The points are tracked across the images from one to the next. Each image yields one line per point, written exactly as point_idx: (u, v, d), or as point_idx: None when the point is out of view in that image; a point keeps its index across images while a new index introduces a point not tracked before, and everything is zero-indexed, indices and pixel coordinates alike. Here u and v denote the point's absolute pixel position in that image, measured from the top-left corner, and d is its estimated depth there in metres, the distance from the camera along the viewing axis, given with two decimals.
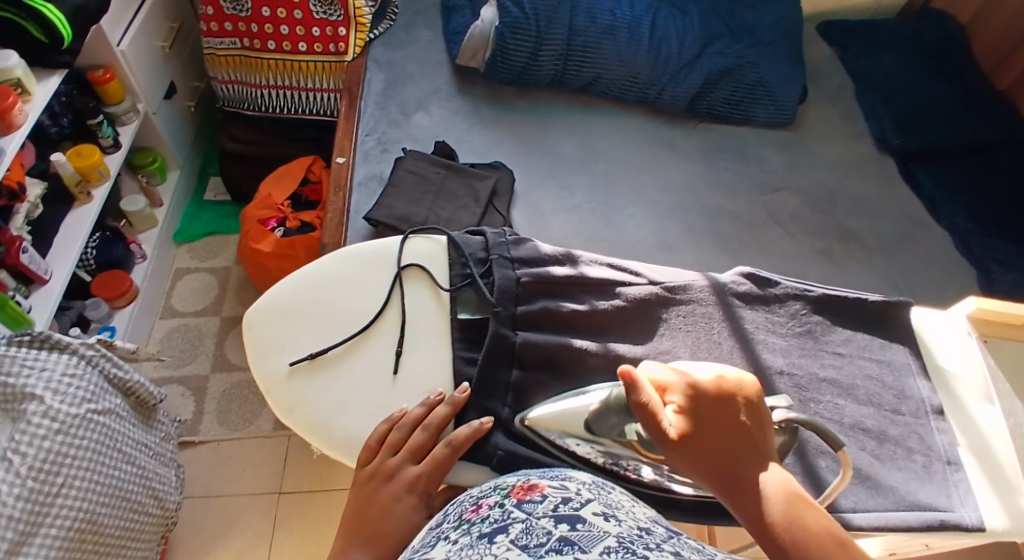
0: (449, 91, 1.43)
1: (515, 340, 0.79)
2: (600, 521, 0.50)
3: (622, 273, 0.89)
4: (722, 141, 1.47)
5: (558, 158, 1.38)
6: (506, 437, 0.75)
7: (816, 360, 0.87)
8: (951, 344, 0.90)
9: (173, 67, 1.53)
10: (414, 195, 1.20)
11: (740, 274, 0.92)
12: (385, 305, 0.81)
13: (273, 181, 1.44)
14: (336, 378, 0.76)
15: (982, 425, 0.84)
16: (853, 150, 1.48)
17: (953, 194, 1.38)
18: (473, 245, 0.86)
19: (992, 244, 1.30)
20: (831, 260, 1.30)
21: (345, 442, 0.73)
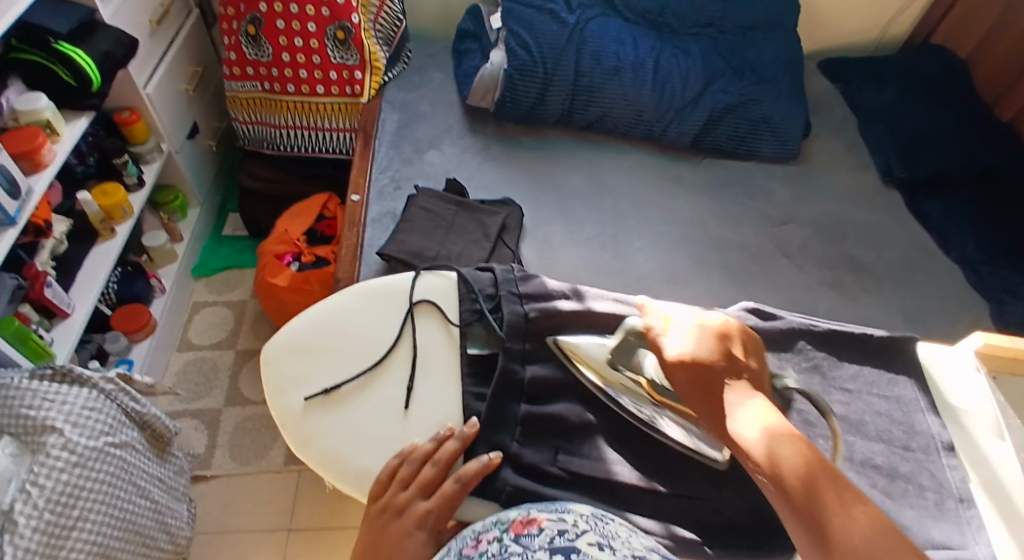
0: (461, 129, 1.47)
1: (524, 376, 0.82)
2: (595, 553, 0.53)
3: (629, 306, 0.88)
4: (727, 176, 1.49)
5: (567, 193, 1.41)
6: (513, 471, 0.76)
7: (824, 397, 0.88)
8: (960, 378, 0.90)
9: (196, 108, 1.59)
10: (425, 230, 1.24)
11: (745, 309, 0.96)
12: (397, 340, 0.82)
13: (290, 216, 1.48)
14: (348, 413, 0.78)
15: (994, 461, 0.83)
16: (859, 184, 1.49)
17: (960, 225, 1.39)
18: (482, 281, 0.88)
19: (1002, 274, 1.30)
20: (841, 292, 1.30)
21: (356, 476, 0.74)
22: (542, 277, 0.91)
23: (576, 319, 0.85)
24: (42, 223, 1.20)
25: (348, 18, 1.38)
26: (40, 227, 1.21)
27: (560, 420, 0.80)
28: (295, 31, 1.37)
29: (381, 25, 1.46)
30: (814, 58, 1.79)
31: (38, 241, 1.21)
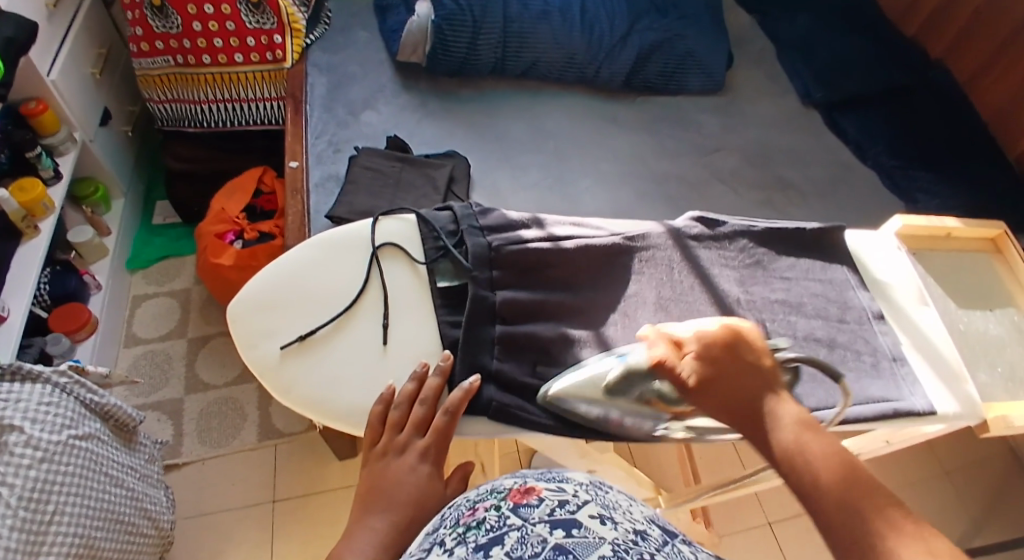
0: (394, 88, 1.44)
1: (495, 301, 0.77)
2: (595, 526, 0.54)
3: (585, 228, 0.86)
4: (661, 111, 1.53)
5: (510, 141, 1.41)
6: (498, 389, 0.73)
7: (766, 288, 0.85)
8: (885, 257, 0.92)
9: (106, 94, 1.48)
10: (373, 188, 1.24)
11: (691, 218, 0.90)
12: (365, 283, 0.77)
13: (225, 195, 1.42)
14: (327, 357, 0.73)
15: (922, 324, 0.86)
16: (780, 106, 1.56)
17: (877, 137, 1.47)
18: (442, 219, 0.82)
19: (914, 174, 1.39)
20: (772, 207, 1.37)
21: (345, 413, 0.70)
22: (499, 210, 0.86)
23: (541, 243, 0.82)
24: None
25: None
26: None
27: (535, 339, 0.76)
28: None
29: None
30: None
31: None
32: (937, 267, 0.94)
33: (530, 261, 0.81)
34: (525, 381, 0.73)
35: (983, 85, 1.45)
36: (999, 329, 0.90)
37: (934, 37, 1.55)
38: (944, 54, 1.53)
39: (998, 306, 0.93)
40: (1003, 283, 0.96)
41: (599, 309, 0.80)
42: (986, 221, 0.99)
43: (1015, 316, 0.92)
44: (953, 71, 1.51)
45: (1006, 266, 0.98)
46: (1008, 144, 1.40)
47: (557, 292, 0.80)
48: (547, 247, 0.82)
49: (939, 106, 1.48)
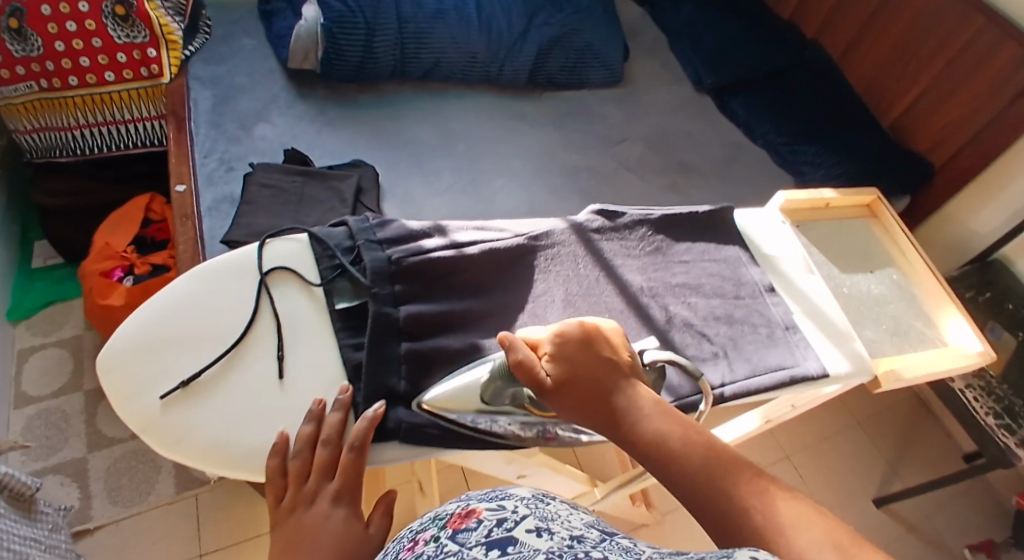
0: (288, 96, 1.35)
1: (401, 317, 0.70)
2: (532, 539, 0.51)
3: (488, 232, 0.82)
4: (567, 107, 1.51)
5: (417, 145, 1.36)
6: (409, 408, 0.66)
7: (667, 274, 0.87)
8: (770, 232, 0.96)
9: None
10: (274, 208, 1.17)
11: (592, 212, 0.89)
12: (254, 312, 0.68)
13: (107, 228, 1.30)
14: (216, 401, 0.64)
15: (810, 292, 0.90)
16: (676, 93, 1.58)
17: (762, 117, 1.52)
18: (337, 235, 0.75)
19: (800, 149, 1.45)
20: (677, 192, 1.41)
21: (244, 461, 0.61)
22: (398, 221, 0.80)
23: (443, 251, 0.77)
24: None
25: None
26: None
27: (446, 353, 0.70)
28: (66, 15, 1.19)
29: None
30: None
31: None
32: (820, 235, 1.00)
33: (434, 272, 0.75)
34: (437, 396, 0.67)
35: (854, 60, 1.53)
36: (880, 289, 0.97)
37: (807, 19, 1.62)
38: (817, 34, 1.61)
39: (878, 267, 1.00)
40: (880, 244, 1.03)
41: (513, 314, 0.76)
42: (861, 189, 1.06)
43: (893, 274, 0.99)
44: (826, 50, 1.58)
45: (882, 228, 1.05)
46: (884, 111, 1.49)
47: (467, 298, 0.76)
48: (449, 255, 0.77)
49: (818, 82, 1.54)
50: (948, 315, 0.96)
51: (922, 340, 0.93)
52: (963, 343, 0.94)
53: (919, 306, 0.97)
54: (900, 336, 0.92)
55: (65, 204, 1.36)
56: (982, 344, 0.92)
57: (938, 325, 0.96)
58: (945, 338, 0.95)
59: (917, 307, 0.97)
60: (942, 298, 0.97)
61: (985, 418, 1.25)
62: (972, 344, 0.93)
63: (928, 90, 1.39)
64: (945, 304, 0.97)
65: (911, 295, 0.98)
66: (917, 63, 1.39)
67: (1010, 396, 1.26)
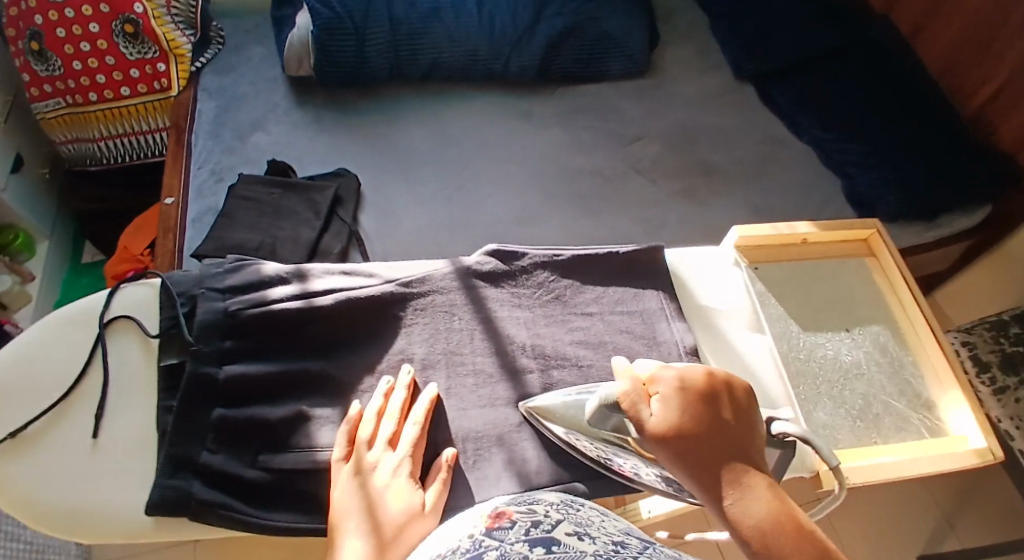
0: (287, 105, 1.28)
1: (221, 377, 0.71)
2: (575, 540, 0.49)
3: (356, 277, 0.78)
4: (584, 103, 1.32)
5: (408, 152, 1.24)
6: (203, 484, 0.67)
7: (561, 329, 0.76)
8: (711, 277, 0.81)
9: (15, 140, 1.38)
10: (249, 220, 1.11)
11: (487, 253, 0.80)
12: (86, 366, 0.75)
13: (130, 231, 1.38)
14: (37, 455, 0.71)
15: (745, 355, 0.75)
16: (705, 84, 1.35)
17: (810, 107, 1.26)
18: (187, 281, 0.78)
19: (846, 146, 1.19)
20: (691, 199, 1.19)
21: (47, 515, 0.69)
22: (262, 262, 0.80)
23: (290, 302, 0.75)
24: None
25: (132, 9, 1.23)
26: None
27: (261, 423, 0.70)
28: (79, 36, 1.22)
29: (176, 8, 1.30)
30: None
31: None
32: (783, 279, 0.82)
33: (280, 326, 0.74)
34: (238, 474, 0.68)
35: (924, 42, 1.25)
36: (855, 356, 0.78)
37: None
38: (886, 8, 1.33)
39: (859, 324, 0.80)
40: (875, 293, 0.83)
41: (360, 378, 0.73)
42: (858, 220, 0.86)
43: (880, 334, 0.80)
44: (894, 24, 1.30)
45: (880, 270, 0.84)
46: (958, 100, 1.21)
47: (312, 355, 0.75)
48: (296, 307, 0.75)
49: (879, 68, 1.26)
50: (952, 400, 0.75)
51: (897, 429, 0.73)
52: (965, 436, 0.72)
53: (910, 380, 0.77)
54: (867, 423, 0.73)
55: (98, 209, 1.42)
56: (985, 439, 0.70)
57: (935, 411, 0.75)
58: (940, 426, 0.74)
59: (906, 382, 0.77)
60: (946, 375, 0.76)
61: None
62: (975, 437, 0.71)
63: (1014, 73, 1.09)
64: (948, 385, 0.76)
65: (902, 364, 0.78)
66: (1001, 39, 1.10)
67: None
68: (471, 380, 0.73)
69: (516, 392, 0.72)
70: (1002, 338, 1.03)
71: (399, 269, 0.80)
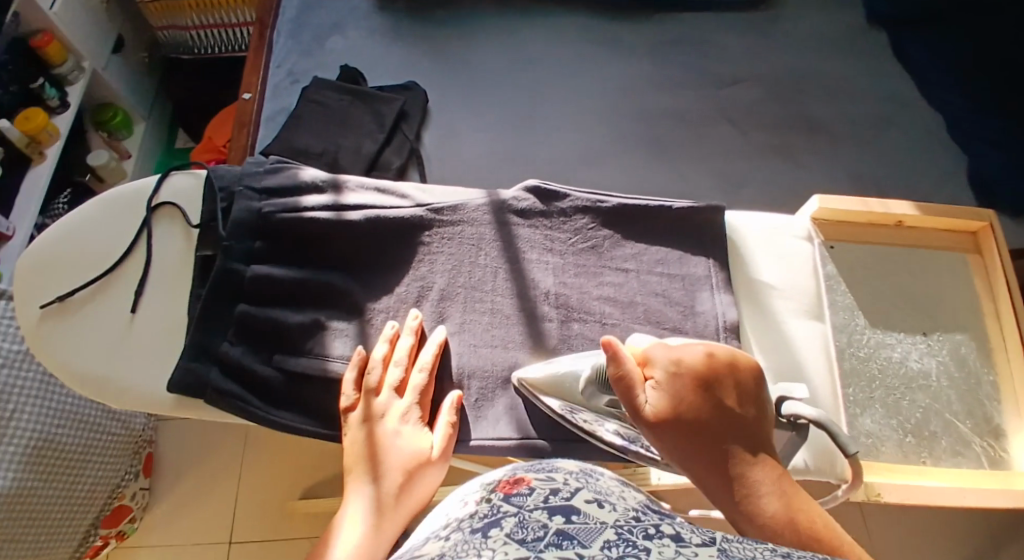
0: (368, 8, 1.23)
1: (247, 276, 0.72)
2: (596, 510, 0.45)
3: (388, 196, 0.74)
4: (683, 33, 1.18)
5: (484, 69, 1.17)
6: (220, 373, 0.70)
7: (591, 282, 0.69)
8: (774, 249, 0.71)
9: (117, 21, 1.41)
10: (315, 126, 1.07)
11: (527, 189, 0.73)
12: (130, 247, 0.78)
13: (215, 122, 1.40)
14: (79, 321, 0.76)
15: (795, 342, 0.67)
16: (832, 24, 1.17)
17: (949, 71, 1.09)
18: (229, 176, 0.78)
19: (985, 124, 1.04)
20: (786, 158, 1.06)
21: (81, 378, 0.74)
22: (303, 166, 0.78)
23: (320, 212, 0.73)
24: (37, 132, 1.24)
25: None
26: (36, 136, 1.25)
27: (279, 325, 0.71)
28: None
29: None
30: None
31: (36, 150, 1.26)
32: (861, 264, 0.72)
33: (307, 234, 0.73)
34: (251, 370, 0.70)
35: None
36: (925, 364, 0.67)
37: None
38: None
39: (940, 330, 0.69)
40: (969, 296, 0.71)
41: (375, 299, 0.71)
42: (970, 208, 0.73)
43: (963, 345, 0.68)
44: None
45: (981, 271, 0.72)
46: None
47: (336, 269, 0.73)
48: (326, 217, 0.73)
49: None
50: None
51: (952, 453, 0.64)
52: None
53: (986, 403, 0.66)
54: (919, 440, 0.64)
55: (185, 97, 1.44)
56: None
57: (1004, 442, 0.65)
58: (1006, 459, 0.64)
59: (978, 404, 0.66)
60: None
61: None
62: None
63: None
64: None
65: (979, 384, 0.67)
66: None
67: None
68: (486, 319, 0.69)
69: (531, 341, 0.68)
70: None
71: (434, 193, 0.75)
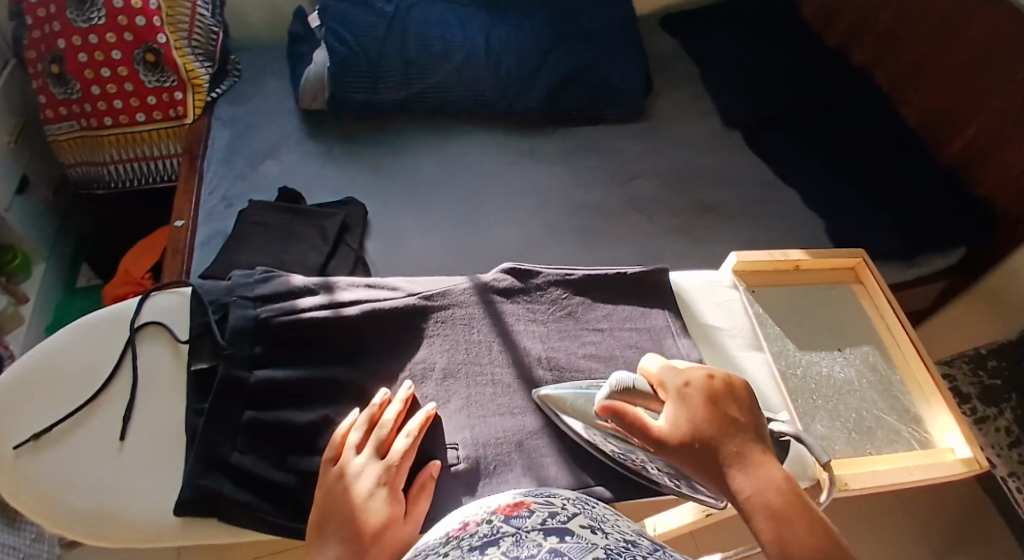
0: (300, 135, 1.34)
1: (251, 380, 0.74)
2: (587, 535, 0.52)
3: (379, 291, 0.82)
4: (584, 142, 1.39)
5: (419, 183, 1.29)
6: (234, 485, 0.70)
7: (575, 342, 0.80)
8: (711, 298, 0.87)
9: (24, 161, 1.40)
10: (261, 246, 1.14)
11: (504, 270, 0.85)
12: (114, 371, 0.76)
13: (133, 254, 1.35)
14: (60, 456, 0.71)
15: (746, 369, 0.81)
16: (702, 130, 1.42)
17: (799, 155, 1.34)
18: (216, 290, 0.81)
19: (833, 193, 1.27)
20: (688, 235, 1.26)
21: (65, 519, 0.68)
22: (286, 275, 0.83)
23: (317, 311, 0.79)
24: None
25: (154, 38, 1.27)
26: None
27: (291, 426, 0.73)
28: (100, 62, 1.25)
29: (196, 42, 1.34)
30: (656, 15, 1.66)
31: None
32: (778, 303, 0.88)
33: (304, 335, 0.78)
34: (268, 475, 0.70)
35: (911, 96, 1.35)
36: (848, 372, 0.84)
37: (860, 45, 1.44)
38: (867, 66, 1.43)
39: (851, 344, 0.86)
40: (863, 319, 0.89)
41: (382, 386, 0.76)
42: (846, 248, 0.93)
43: (869, 353, 0.86)
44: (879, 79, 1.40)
45: (867, 296, 0.91)
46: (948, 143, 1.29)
47: (339, 365, 0.77)
48: (324, 316, 0.78)
49: (859, 118, 1.37)
50: (941, 419, 0.81)
51: (888, 441, 0.79)
52: (952, 448, 0.79)
53: (902, 399, 0.83)
54: (861, 434, 0.79)
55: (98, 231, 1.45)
56: (970, 450, 0.77)
57: (926, 427, 0.81)
58: (930, 439, 0.80)
59: (896, 398, 0.83)
60: (935, 396, 0.83)
61: None
62: (961, 449, 0.78)
63: (994, 130, 1.19)
64: (936, 406, 0.82)
65: (891, 382, 0.84)
66: (979, 95, 1.21)
67: None
68: (490, 390, 0.77)
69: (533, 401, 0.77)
70: (981, 371, 1.10)
71: (420, 285, 0.85)
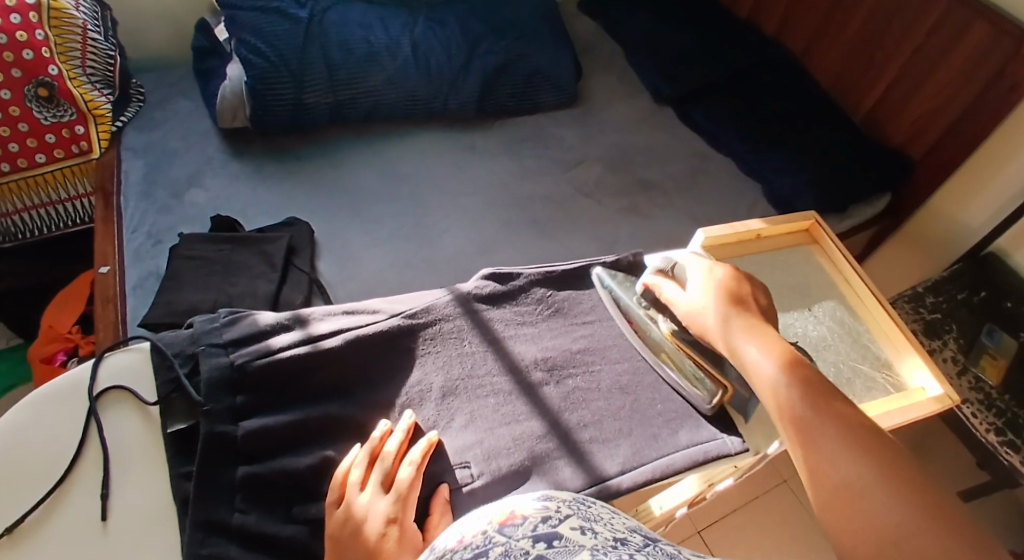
0: (224, 157, 1.26)
1: (239, 434, 0.69)
2: (575, 536, 0.47)
3: (360, 316, 0.80)
4: (520, 133, 1.39)
5: (361, 194, 1.24)
6: (242, 548, 0.64)
7: (567, 338, 0.83)
8: None
9: None
10: (198, 281, 1.03)
11: (483, 276, 0.87)
12: (81, 447, 0.69)
13: (54, 308, 1.23)
14: (34, 551, 0.63)
15: None
16: (633, 107, 1.46)
17: (727, 122, 1.38)
18: (180, 341, 0.74)
19: (766, 154, 1.32)
20: (638, 214, 1.27)
21: None
22: (254, 314, 0.79)
23: (297, 348, 0.74)
24: None
25: (45, 71, 1.15)
26: None
27: (290, 475, 0.68)
28: None
29: (93, 68, 1.23)
30: (570, 1, 1.69)
31: None
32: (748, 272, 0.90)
33: (288, 375, 0.73)
34: (275, 532, 0.65)
35: (817, 56, 1.41)
36: (819, 330, 0.87)
37: (766, 13, 1.51)
38: (778, 31, 1.48)
39: (817, 302, 0.90)
40: (824, 276, 0.93)
41: (382, 417, 0.73)
42: (797, 213, 0.97)
43: (835, 309, 0.90)
44: (789, 43, 1.46)
45: (824, 255, 0.95)
46: (855, 104, 1.35)
47: (332, 399, 0.74)
48: (304, 352, 0.74)
49: (782, 81, 1.42)
50: (910, 361, 0.85)
51: (867, 390, 0.82)
52: (923, 388, 0.83)
53: (872, 347, 0.87)
54: (841, 387, 0.82)
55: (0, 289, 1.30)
56: (941, 386, 0.81)
57: (897, 371, 0.85)
58: (901, 382, 0.84)
59: (866, 347, 0.87)
60: (901, 341, 0.86)
61: (985, 435, 1.07)
62: (932, 387, 0.82)
63: (902, 74, 1.24)
64: (903, 351, 0.86)
65: (859, 333, 0.88)
66: (884, 49, 1.27)
67: (1012, 409, 1.09)
68: (492, 401, 0.76)
69: (535, 404, 0.77)
70: (921, 307, 1.18)
71: (400, 304, 0.84)
